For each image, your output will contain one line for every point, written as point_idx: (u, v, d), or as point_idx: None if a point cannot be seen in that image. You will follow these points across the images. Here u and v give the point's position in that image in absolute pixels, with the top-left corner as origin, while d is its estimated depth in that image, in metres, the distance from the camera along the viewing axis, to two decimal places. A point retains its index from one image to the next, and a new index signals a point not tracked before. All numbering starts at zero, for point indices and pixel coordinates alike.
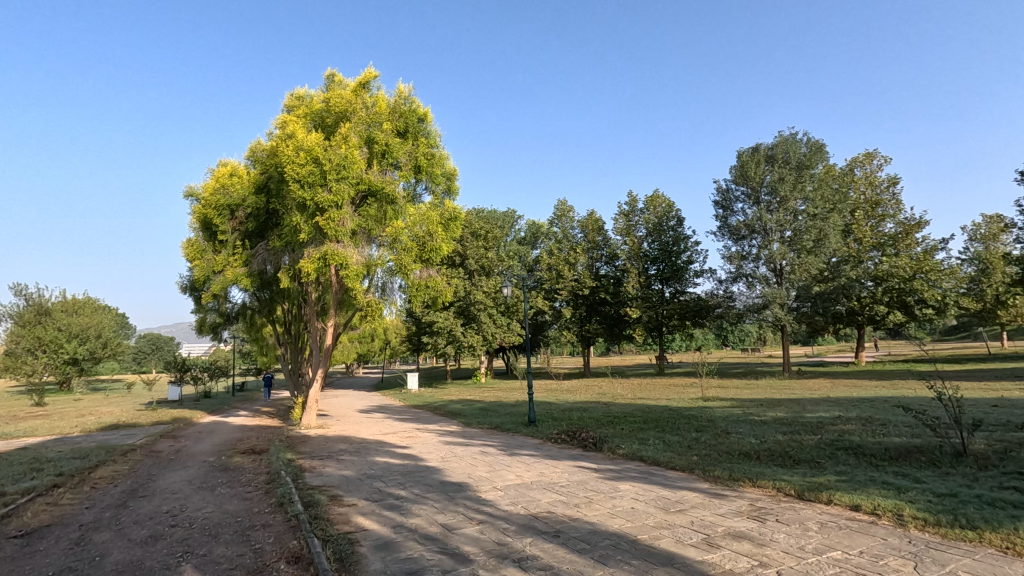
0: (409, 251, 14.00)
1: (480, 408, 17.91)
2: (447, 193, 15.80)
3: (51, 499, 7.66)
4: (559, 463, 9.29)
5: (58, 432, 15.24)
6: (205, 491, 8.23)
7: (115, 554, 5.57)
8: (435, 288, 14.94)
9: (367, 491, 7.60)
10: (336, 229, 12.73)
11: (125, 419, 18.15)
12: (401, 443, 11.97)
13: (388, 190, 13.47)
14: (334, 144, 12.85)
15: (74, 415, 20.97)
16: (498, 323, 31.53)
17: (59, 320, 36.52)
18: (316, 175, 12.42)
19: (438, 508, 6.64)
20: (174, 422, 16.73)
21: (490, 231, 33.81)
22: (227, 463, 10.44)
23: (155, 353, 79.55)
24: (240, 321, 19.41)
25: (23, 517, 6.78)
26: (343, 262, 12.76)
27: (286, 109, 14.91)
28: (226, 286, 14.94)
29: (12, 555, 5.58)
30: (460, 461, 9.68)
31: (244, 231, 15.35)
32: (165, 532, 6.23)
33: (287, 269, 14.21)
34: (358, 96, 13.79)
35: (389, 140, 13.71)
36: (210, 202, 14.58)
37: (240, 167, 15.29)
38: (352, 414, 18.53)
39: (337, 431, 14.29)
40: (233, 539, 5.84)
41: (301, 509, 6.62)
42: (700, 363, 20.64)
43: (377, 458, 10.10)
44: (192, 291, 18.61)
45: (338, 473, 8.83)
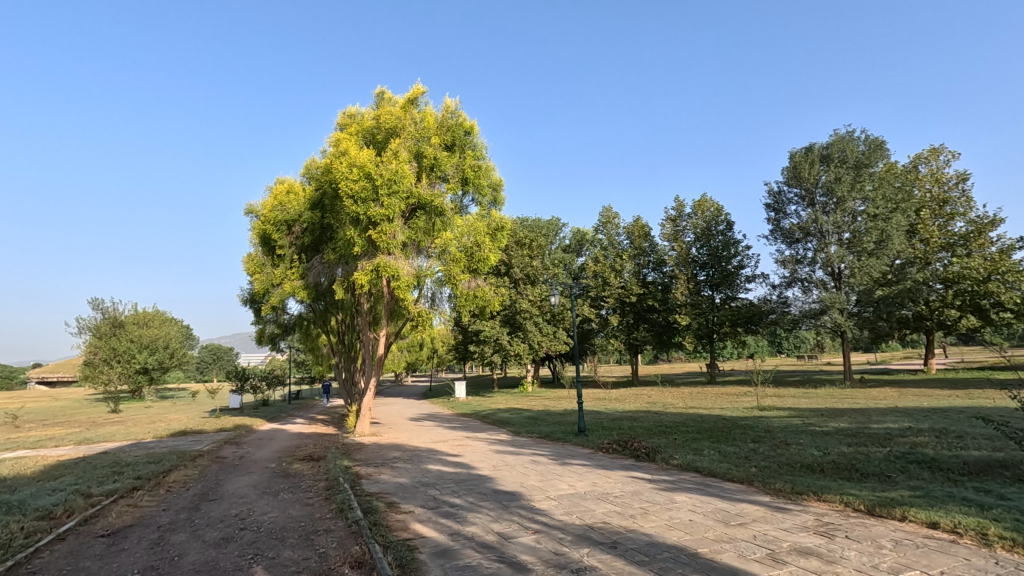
0: (458, 261, 14.24)
1: (528, 417, 17.92)
2: (493, 203, 16.02)
3: (131, 501, 8.17)
4: (612, 473, 9.19)
5: (133, 437, 16.25)
6: (270, 496, 8.58)
7: (191, 555, 5.88)
8: (483, 298, 15.11)
9: (423, 499, 7.74)
10: (387, 242, 13.09)
11: (192, 426, 19.18)
12: (452, 451, 12.11)
13: (437, 202, 13.76)
14: (385, 160, 13.24)
15: (145, 421, 22.32)
16: (544, 332, 31.54)
17: (131, 332, 38.94)
18: (368, 190, 12.82)
19: (493, 516, 6.70)
20: (237, 429, 17.55)
21: (535, 240, 33.94)
22: (287, 469, 10.84)
23: (216, 363, 83.72)
24: (297, 332, 20.18)
25: (108, 518, 7.27)
26: (395, 273, 13.11)
27: (339, 127, 15.52)
28: (284, 298, 15.58)
29: (101, 552, 6.00)
30: (512, 470, 9.71)
31: (300, 245, 16.00)
32: (235, 534, 6.55)
33: (341, 281, 14.68)
34: (406, 112, 14.21)
35: (437, 153, 14.01)
36: (268, 219, 15.31)
37: (297, 185, 16.00)
38: (403, 422, 18.89)
39: (390, 439, 14.64)
40: (299, 543, 6.07)
41: (360, 515, 6.81)
42: (755, 371, 20.03)
43: (430, 466, 10.28)
44: (252, 303, 19.50)
45: (393, 481, 9.04)
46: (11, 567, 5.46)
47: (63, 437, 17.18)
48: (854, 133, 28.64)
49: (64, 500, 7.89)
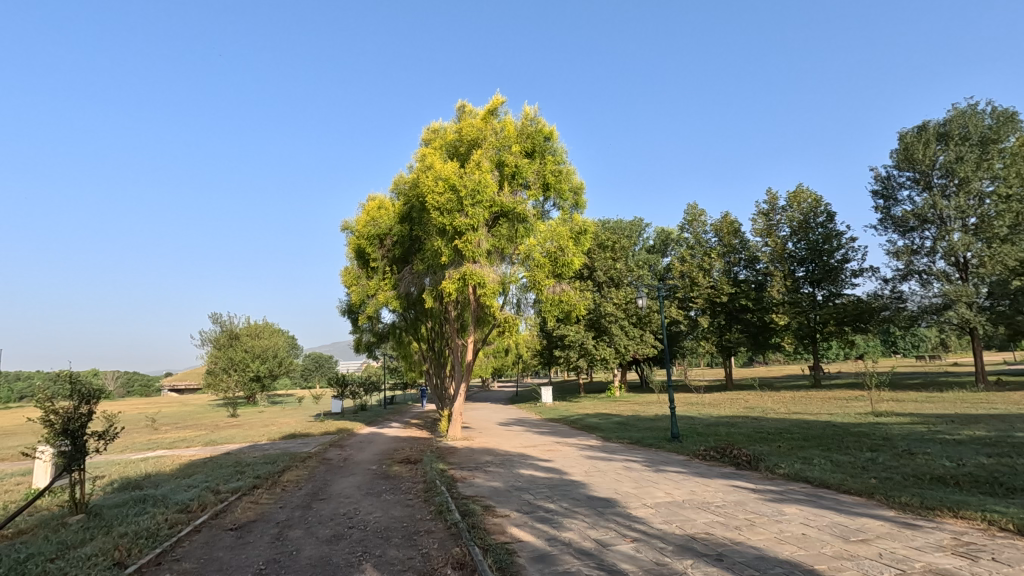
0: (542, 267, 14.27)
1: (618, 422, 17.60)
2: (575, 207, 15.96)
3: (253, 498, 8.93)
4: (711, 481, 8.78)
5: (250, 440, 17.80)
6: (373, 496, 9.04)
7: (308, 550, 6.32)
8: (569, 303, 15.03)
9: (518, 503, 7.81)
10: (472, 250, 13.42)
11: (300, 429, 20.65)
12: (543, 456, 12.12)
13: (520, 209, 13.93)
14: (468, 171, 13.60)
15: (259, 425, 24.29)
16: (631, 335, 30.88)
17: (245, 343, 42.68)
18: (454, 202, 13.21)
19: (589, 522, 6.62)
20: (339, 433, 18.68)
21: (618, 242, 33.37)
22: (387, 471, 11.35)
23: (318, 371, 89.62)
24: (391, 340, 21.16)
25: (234, 513, 8.00)
26: (481, 281, 13.39)
27: (424, 143, 16.18)
28: (378, 308, 16.41)
29: (231, 544, 6.60)
30: (604, 476, 9.56)
31: (392, 257, 16.79)
32: (345, 532, 6.95)
33: (430, 290, 15.21)
34: (487, 123, 14.54)
35: (518, 161, 14.18)
36: (362, 234, 16.28)
37: (387, 201, 16.87)
38: (492, 427, 19.15)
39: (481, 443, 14.93)
40: (402, 543, 6.33)
41: (459, 517, 6.99)
42: (867, 373, 18.39)
43: (523, 471, 10.35)
44: (350, 314, 20.73)
45: (487, 485, 9.19)
46: (160, 553, 6.15)
47: (194, 439, 19.12)
48: (977, 106, 25.68)
49: (198, 496, 8.78)
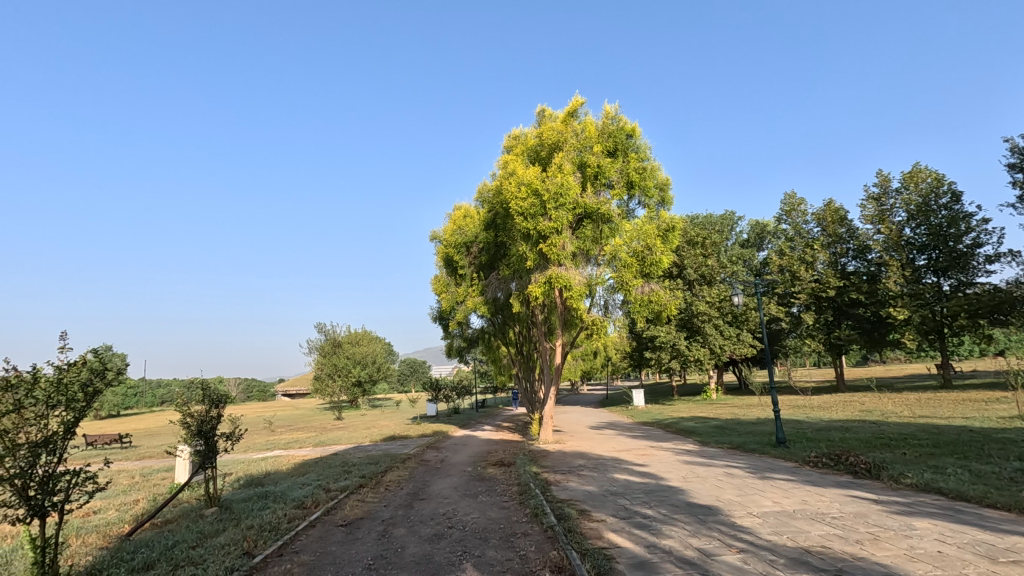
0: (630, 267, 13.97)
1: (716, 426, 16.80)
2: (662, 204, 15.50)
3: (360, 496, 9.50)
4: (825, 490, 8.13)
5: (355, 441, 18.94)
6: (470, 497, 9.29)
7: (412, 548, 6.61)
8: (659, 303, 14.59)
9: (614, 508, 7.68)
10: (557, 253, 13.42)
11: (399, 432, 21.66)
12: (637, 461, 11.83)
13: (604, 209, 13.75)
14: (550, 174, 13.62)
15: (362, 428, 25.77)
16: (726, 335, 29.39)
17: (347, 350, 45.36)
18: (537, 206, 13.27)
19: (691, 530, 6.36)
20: (435, 435, 19.37)
21: (709, 238, 31.92)
22: (483, 473, 11.61)
23: (414, 375, 93.71)
24: (481, 345, 21.63)
25: (344, 510, 8.54)
26: (567, 284, 13.34)
27: (506, 150, 16.45)
28: (467, 314, 16.84)
29: (342, 539, 7.04)
30: (704, 482, 9.15)
31: (478, 264, 17.19)
32: (445, 532, 7.18)
33: (517, 295, 15.36)
34: (567, 125, 14.50)
35: (601, 161, 14.01)
36: (450, 243, 16.86)
37: (472, 209, 17.32)
38: (584, 431, 18.97)
39: (573, 447, 14.85)
40: (501, 544, 6.44)
41: (554, 521, 6.99)
42: (1010, 372, 16.20)
43: (617, 475, 10.16)
44: (441, 320, 21.47)
45: (582, 489, 9.12)
46: (282, 546, 6.70)
47: (305, 440, 20.66)
48: None
49: (312, 493, 9.48)
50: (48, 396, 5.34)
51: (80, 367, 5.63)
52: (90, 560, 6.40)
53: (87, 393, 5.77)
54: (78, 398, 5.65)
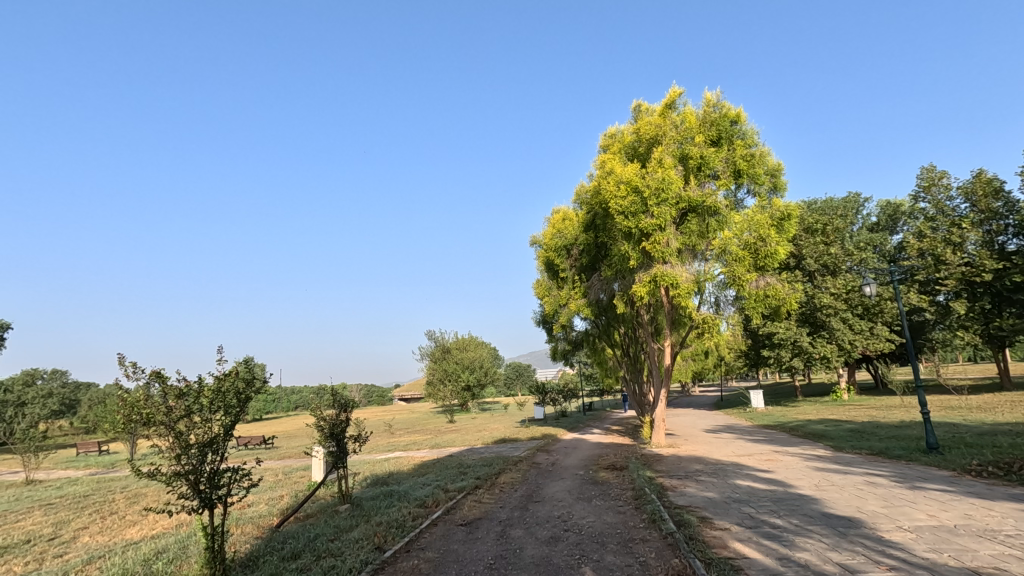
0: (741, 260, 13.17)
1: (851, 430, 15.26)
2: (774, 190, 14.47)
3: (477, 497, 9.82)
4: (995, 504, 7.07)
5: (468, 444, 19.61)
6: (584, 501, 9.24)
7: (530, 549, 6.71)
8: (777, 297, 13.60)
9: (738, 516, 7.26)
10: (662, 251, 13.00)
11: (509, 435, 22.08)
12: (761, 466, 11.08)
13: (709, 201, 13.11)
14: (650, 170, 13.24)
15: (474, 431, 26.64)
16: (857, 329, 26.68)
17: (457, 355, 47.04)
18: (638, 203, 12.97)
19: (829, 544, 5.84)
20: (545, 438, 19.51)
21: (830, 224, 29.23)
22: (595, 477, 11.49)
23: (520, 379, 95.23)
24: (585, 348, 21.48)
25: (463, 510, 8.88)
26: (673, 282, 12.86)
27: (602, 149, 16.28)
28: (571, 317, 16.83)
29: (463, 538, 7.32)
30: (841, 491, 8.35)
31: (580, 266, 17.14)
32: (562, 535, 7.22)
33: (621, 296, 15.06)
34: (665, 118, 14.04)
35: (703, 151, 13.40)
36: (550, 246, 17.01)
37: (570, 212, 17.32)
38: (699, 434, 18.13)
39: (689, 451, 14.23)
40: (619, 549, 6.33)
41: (674, 527, 6.76)
42: None
43: (740, 481, 9.57)
44: (544, 324, 21.65)
45: (702, 495, 8.71)
46: (408, 542, 7.10)
47: (422, 442, 21.78)
48: None
49: (432, 493, 9.96)
50: (212, 402, 6.11)
51: (234, 376, 6.39)
52: (249, 547, 7.21)
53: (240, 400, 6.47)
54: (235, 404, 6.38)
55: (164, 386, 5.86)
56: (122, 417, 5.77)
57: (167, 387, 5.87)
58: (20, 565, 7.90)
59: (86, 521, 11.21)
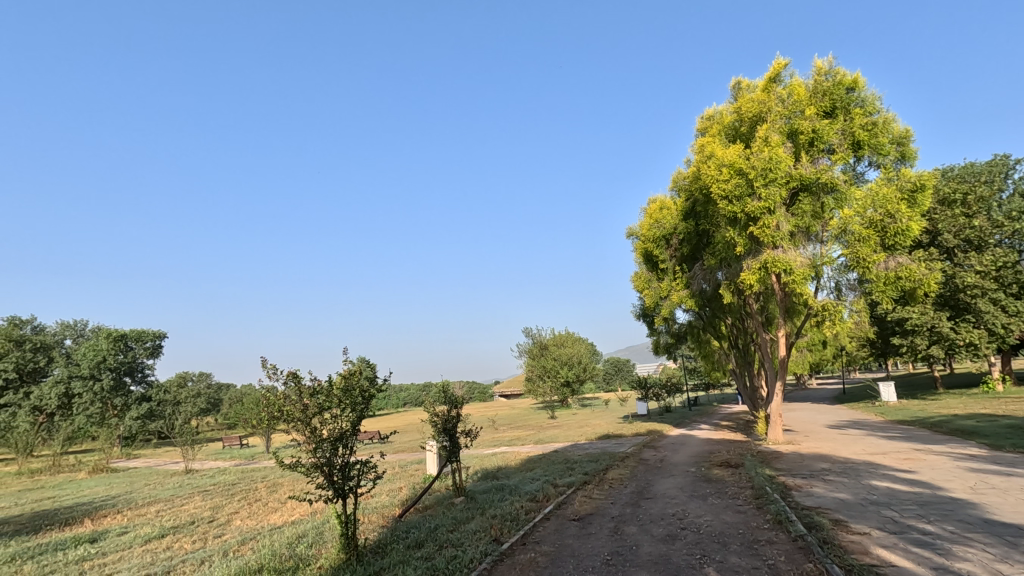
0: (865, 240, 11.96)
1: (1011, 426, 13.38)
2: (901, 160, 13.08)
3: (587, 493, 9.81)
4: None
5: (572, 439, 19.61)
6: (699, 499, 8.90)
7: (647, 547, 6.59)
8: (911, 279, 12.20)
9: (879, 520, 6.63)
10: (772, 235, 12.18)
11: (613, 430, 21.77)
12: (900, 466, 10.04)
13: (824, 178, 12.15)
14: (755, 150, 12.47)
15: (577, 426, 26.51)
16: (1012, 311, 23.37)
17: (554, 352, 46.98)
18: (743, 186, 12.26)
19: (995, 554, 5.17)
20: (650, 434, 19.06)
21: (973, 193, 25.76)
22: (709, 474, 11.03)
23: (620, 375, 93.66)
24: (690, 340, 20.69)
25: (574, 505, 8.92)
26: (787, 267, 12.01)
27: (700, 133, 15.64)
28: (673, 309, 16.29)
29: (577, 533, 7.35)
30: (1005, 495, 7.35)
31: (680, 256, 16.54)
32: (679, 533, 7.00)
33: (727, 285, 14.33)
34: (769, 93, 13.15)
35: (816, 124, 12.38)
36: (648, 237, 16.57)
37: (668, 201, 16.76)
38: (822, 430, 16.75)
39: (812, 448, 13.24)
40: (744, 550, 6.04)
41: (804, 529, 6.31)
42: None
43: (878, 482, 8.74)
44: (645, 318, 21.15)
45: (832, 496, 8.06)
46: (524, 535, 7.25)
47: (526, 437, 22.13)
48: None
49: (542, 488, 10.10)
50: (341, 400, 6.62)
51: (358, 374, 6.88)
52: (377, 535, 7.74)
53: (365, 398, 6.90)
54: (360, 400, 6.83)
55: (300, 385, 6.46)
56: (266, 413, 6.48)
57: (301, 386, 6.47)
58: (189, 544, 9.06)
59: (237, 507, 12.63)
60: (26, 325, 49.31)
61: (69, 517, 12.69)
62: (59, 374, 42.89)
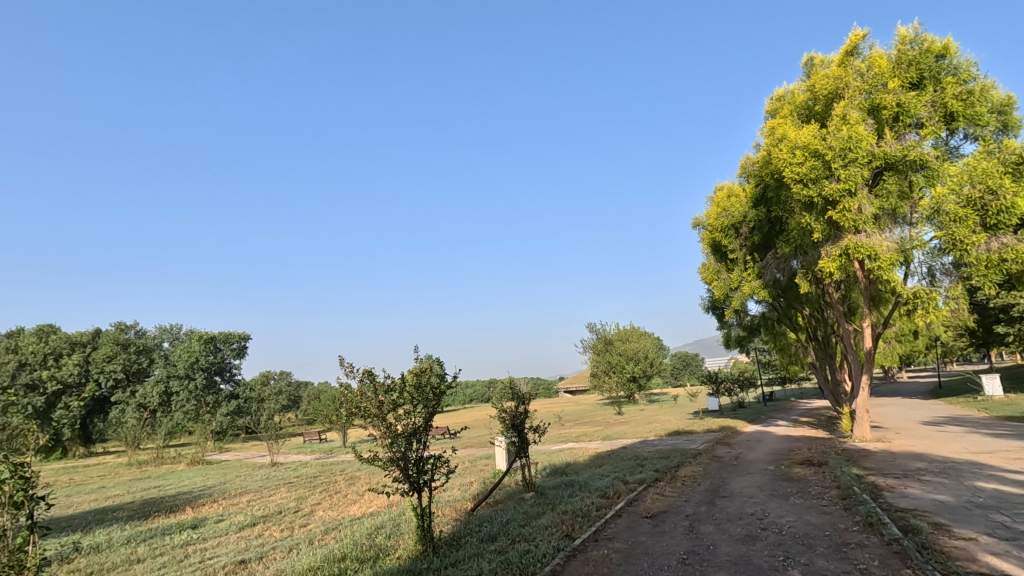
0: (963, 219, 10.95)
1: None
2: (1003, 131, 11.89)
3: (659, 490, 9.61)
4: None
5: (640, 436, 19.28)
6: (780, 498, 8.50)
7: (725, 547, 6.38)
8: (1018, 261, 11.07)
9: (986, 525, 6.08)
10: (853, 219, 11.42)
11: (683, 427, 21.21)
12: (1009, 466, 9.16)
13: (912, 155, 11.25)
14: (832, 130, 11.74)
15: (645, 422, 26.00)
16: None
17: (619, 347, 46.35)
18: (819, 169, 11.59)
19: None
20: (723, 431, 18.41)
21: None
22: (789, 473, 10.50)
23: (689, 370, 90.94)
24: (763, 333, 19.79)
25: (646, 502, 8.77)
26: (871, 253, 11.23)
27: (770, 115, 14.92)
28: (744, 300, 15.64)
29: (650, 531, 7.23)
30: None
31: (751, 245, 15.86)
32: (760, 533, 6.73)
33: (803, 274, 13.60)
34: (846, 68, 12.34)
35: (901, 98, 11.48)
36: (716, 226, 16.00)
37: (736, 188, 16.12)
38: (916, 427, 15.54)
39: (905, 446, 12.32)
40: (832, 554, 5.73)
41: (899, 533, 5.90)
42: None
43: (984, 483, 8.01)
44: (714, 310, 20.43)
45: (931, 497, 7.47)
46: (596, 531, 7.22)
47: (594, 433, 21.92)
48: None
49: (612, 484, 9.99)
50: (414, 397, 6.81)
51: (428, 372, 7.06)
52: (451, 528, 7.95)
53: (436, 394, 7.07)
54: (432, 397, 7.00)
55: (374, 382, 6.73)
56: (344, 409, 6.80)
57: (376, 383, 6.73)
58: (278, 532, 9.67)
59: (319, 498, 13.35)
60: (131, 329, 54.18)
61: (174, 504, 13.89)
62: (159, 374, 46.91)
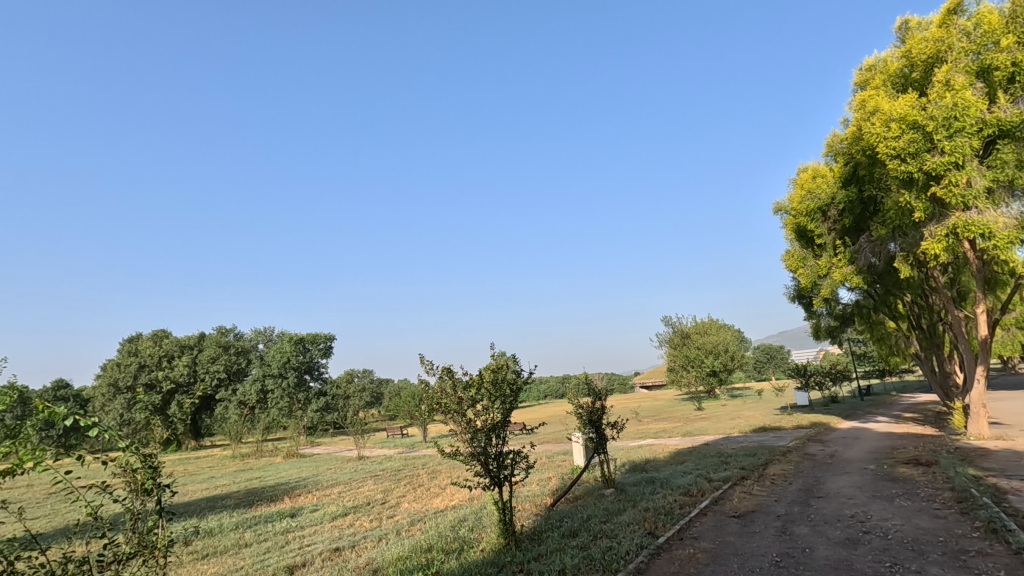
0: None
1: None
2: None
3: (746, 489, 9.20)
4: None
5: (723, 432, 18.56)
6: (884, 500, 7.88)
7: (823, 550, 6.01)
8: None
9: None
10: (961, 194, 10.36)
11: (769, 423, 20.17)
12: None
13: None
14: (933, 98, 10.70)
15: (728, 418, 24.96)
16: None
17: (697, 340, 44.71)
18: (919, 141, 10.61)
19: None
20: (815, 427, 17.33)
21: None
22: (893, 473, 9.70)
23: (774, 362, 86.19)
24: (858, 322, 18.43)
25: (733, 501, 8.43)
26: (985, 231, 10.13)
27: (860, 87, 13.84)
28: (835, 288, 14.62)
29: (738, 531, 6.94)
30: None
31: (840, 229, 14.80)
32: (862, 537, 6.28)
33: (903, 257, 12.51)
34: (948, 29, 11.22)
35: (1016, 55, 10.25)
36: (800, 210, 15.07)
37: (823, 167, 15.10)
38: None
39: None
40: (948, 561, 5.24)
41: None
42: None
43: None
44: (801, 299, 19.27)
45: None
46: (680, 530, 7.03)
47: (673, 429, 21.31)
48: None
49: (695, 482, 9.68)
50: (491, 393, 6.90)
51: (504, 368, 7.12)
52: (532, 523, 8.02)
53: (513, 390, 7.11)
54: (509, 393, 7.05)
55: (453, 379, 6.89)
56: (426, 406, 7.03)
57: (455, 380, 6.90)
58: (368, 522, 10.18)
59: (404, 490, 13.91)
60: (231, 332, 58.92)
61: (274, 494, 14.97)
62: (257, 373, 50.66)
